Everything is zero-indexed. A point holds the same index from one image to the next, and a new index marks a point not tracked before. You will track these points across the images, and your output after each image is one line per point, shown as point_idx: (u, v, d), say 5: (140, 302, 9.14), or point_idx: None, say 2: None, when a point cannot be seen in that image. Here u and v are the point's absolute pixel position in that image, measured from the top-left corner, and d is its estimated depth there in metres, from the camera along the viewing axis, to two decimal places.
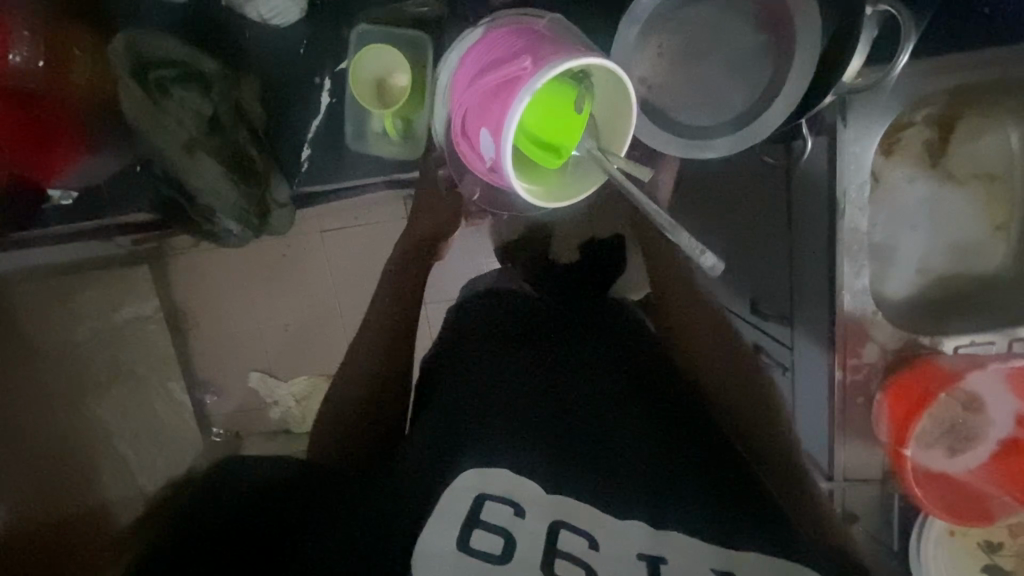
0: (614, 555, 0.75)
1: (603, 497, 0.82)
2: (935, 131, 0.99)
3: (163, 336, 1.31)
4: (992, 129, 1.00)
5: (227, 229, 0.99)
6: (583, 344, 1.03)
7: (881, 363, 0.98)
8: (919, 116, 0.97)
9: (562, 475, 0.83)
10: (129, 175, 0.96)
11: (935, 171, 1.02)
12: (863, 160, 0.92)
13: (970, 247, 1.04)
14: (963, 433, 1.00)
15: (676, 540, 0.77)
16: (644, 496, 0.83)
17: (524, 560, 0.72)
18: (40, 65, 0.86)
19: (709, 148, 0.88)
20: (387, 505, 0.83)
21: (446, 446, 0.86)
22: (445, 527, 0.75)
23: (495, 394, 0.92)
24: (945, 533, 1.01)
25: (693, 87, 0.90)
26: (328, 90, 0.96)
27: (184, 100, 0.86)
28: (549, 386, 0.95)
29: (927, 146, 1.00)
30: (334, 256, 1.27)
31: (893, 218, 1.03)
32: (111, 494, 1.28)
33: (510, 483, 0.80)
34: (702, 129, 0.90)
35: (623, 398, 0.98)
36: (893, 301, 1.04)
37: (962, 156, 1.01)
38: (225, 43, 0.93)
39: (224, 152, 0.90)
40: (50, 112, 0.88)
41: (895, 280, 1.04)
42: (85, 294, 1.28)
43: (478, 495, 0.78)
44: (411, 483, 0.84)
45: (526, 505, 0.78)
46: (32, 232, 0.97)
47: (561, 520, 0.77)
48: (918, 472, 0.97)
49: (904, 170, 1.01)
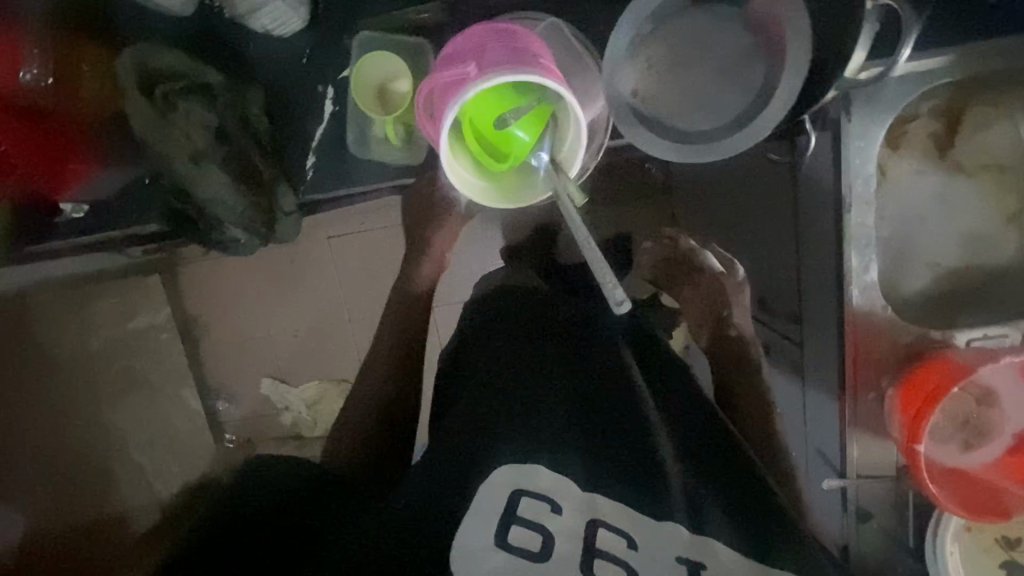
0: (656, 556, 0.74)
1: (641, 493, 0.79)
2: (942, 122, 0.98)
3: (176, 344, 1.38)
4: (1002, 118, 0.99)
5: (235, 238, 1.02)
6: (609, 338, 1.01)
7: (893, 358, 0.97)
8: (925, 108, 0.96)
9: (598, 473, 0.81)
10: (139, 187, 0.96)
11: (942, 163, 1.01)
12: (868, 154, 0.91)
13: (981, 239, 1.03)
14: (977, 428, 0.98)
15: (713, 544, 0.76)
16: (681, 492, 0.80)
17: (563, 558, 0.72)
18: (48, 82, 0.88)
19: (711, 149, 0.85)
20: (417, 509, 0.81)
21: (474, 446, 0.84)
22: (482, 525, 0.75)
23: (519, 391, 0.91)
24: (961, 529, 1.00)
25: (690, 88, 0.87)
26: (331, 98, 0.96)
27: (191, 114, 0.87)
28: (575, 381, 0.93)
29: (933, 138, 1.00)
30: (340, 262, 1.31)
31: (901, 212, 1.03)
32: (130, 501, 1.33)
33: (547, 479, 0.79)
34: (694, 134, 0.87)
35: (650, 393, 0.95)
36: (902, 295, 1.03)
37: (970, 147, 1.00)
38: (230, 56, 0.94)
39: (231, 163, 0.91)
40: (58, 127, 0.89)
41: (904, 274, 1.03)
42: (97, 306, 1.27)
43: (514, 492, 0.77)
44: (441, 481, 0.83)
45: (561, 503, 0.77)
46: (44, 245, 0.98)
47: (598, 518, 0.76)
48: (933, 467, 0.95)
49: (911, 164, 1.01)
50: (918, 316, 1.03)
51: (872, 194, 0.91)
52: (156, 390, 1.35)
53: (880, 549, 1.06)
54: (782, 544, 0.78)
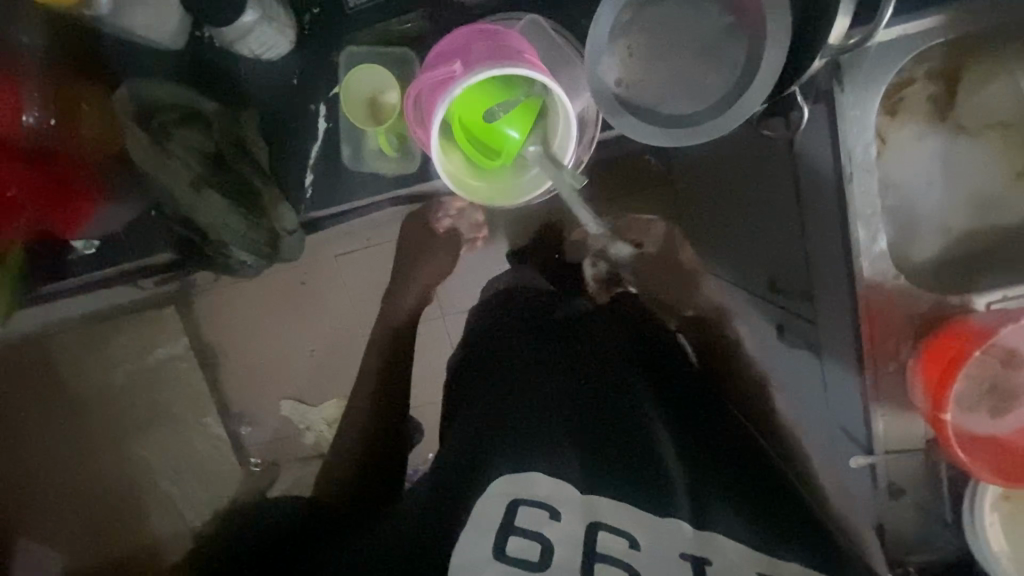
0: (655, 553, 0.71)
1: (642, 493, 0.77)
2: (939, 84, 0.97)
3: (194, 373, 1.34)
4: (1002, 74, 0.97)
5: (242, 259, 1.04)
6: (612, 339, 1.00)
7: (912, 328, 0.95)
8: (920, 71, 0.96)
9: (598, 476, 0.79)
10: (147, 218, 0.99)
11: (943, 125, 1.00)
12: (866, 121, 0.89)
13: (992, 199, 1.00)
14: (1006, 393, 0.95)
15: (718, 542, 0.73)
16: (683, 491, 0.78)
17: (562, 563, 0.71)
18: (51, 123, 0.90)
19: (699, 132, 0.85)
20: (421, 519, 0.84)
21: (476, 460, 0.84)
22: (482, 537, 0.74)
23: (525, 397, 0.90)
24: (999, 497, 0.97)
25: (675, 71, 0.86)
26: (324, 116, 0.97)
27: (185, 142, 0.89)
28: (581, 382, 0.92)
29: (932, 101, 0.98)
30: (353, 278, 1.30)
31: (905, 178, 1.01)
32: (160, 532, 1.34)
33: (545, 485, 0.78)
34: (681, 118, 0.85)
35: (655, 393, 0.94)
36: (915, 263, 1.01)
37: (971, 106, 0.99)
38: (223, 81, 0.95)
39: (230, 186, 0.92)
40: (62, 166, 0.91)
41: (916, 241, 1.02)
42: (116, 339, 1.31)
43: (512, 501, 0.77)
44: (445, 497, 0.83)
45: (560, 507, 0.76)
46: (58, 283, 1.01)
47: (598, 521, 0.74)
48: (962, 435, 0.92)
49: (911, 129, 1.00)
50: (933, 283, 1.01)
51: (872, 162, 0.90)
52: (178, 421, 1.34)
53: (919, 526, 1.02)
54: (789, 540, 0.76)
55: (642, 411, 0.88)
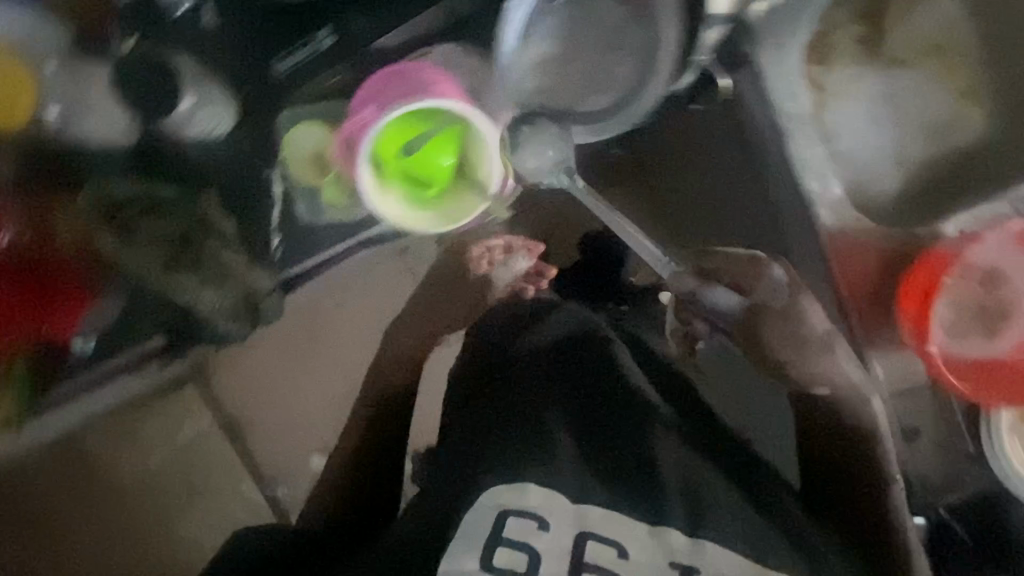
0: (644, 565, 0.72)
1: (635, 505, 0.76)
2: (863, 23, 0.99)
3: (226, 442, 1.31)
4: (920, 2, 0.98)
5: (228, 329, 1.09)
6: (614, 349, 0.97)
7: (881, 261, 0.98)
8: (839, 17, 0.99)
9: (588, 484, 0.78)
10: (133, 309, 1.01)
11: (877, 62, 1.00)
12: (791, 76, 0.91)
13: (944, 123, 0.99)
14: (997, 312, 0.97)
15: (710, 557, 0.72)
16: (678, 499, 0.76)
17: (550, 574, 0.70)
18: (26, 237, 0.95)
19: (620, 124, 0.93)
20: (416, 528, 0.83)
21: (472, 474, 0.83)
22: (470, 550, 0.73)
23: (527, 419, 0.88)
24: (1015, 422, 0.94)
25: (582, 73, 0.93)
26: (280, 178, 1.00)
27: (152, 229, 0.95)
28: (583, 403, 0.90)
29: (860, 41, 1.00)
30: (351, 325, 1.31)
31: (852, 120, 1.01)
32: None
33: (536, 497, 0.77)
34: (599, 112, 0.93)
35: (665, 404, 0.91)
36: (880, 202, 1.01)
37: (900, 38, 1.00)
38: (176, 160, 0.95)
39: (201, 265, 0.98)
40: (44, 276, 0.96)
41: (875, 180, 1.01)
42: (130, 433, 1.28)
43: (500, 512, 0.76)
44: (443, 509, 0.82)
45: (549, 517, 0.75)
46: (64, 387, 1.05)
47: (586, 531, 0.73)
48: (960, 364, 0.94)
49: (845, 72, 1.00)
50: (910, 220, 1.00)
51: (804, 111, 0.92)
52: (214, 495, 1.30)
53: (942, 464, 1.01)
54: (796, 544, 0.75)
55: (647, 424, 0.87)
